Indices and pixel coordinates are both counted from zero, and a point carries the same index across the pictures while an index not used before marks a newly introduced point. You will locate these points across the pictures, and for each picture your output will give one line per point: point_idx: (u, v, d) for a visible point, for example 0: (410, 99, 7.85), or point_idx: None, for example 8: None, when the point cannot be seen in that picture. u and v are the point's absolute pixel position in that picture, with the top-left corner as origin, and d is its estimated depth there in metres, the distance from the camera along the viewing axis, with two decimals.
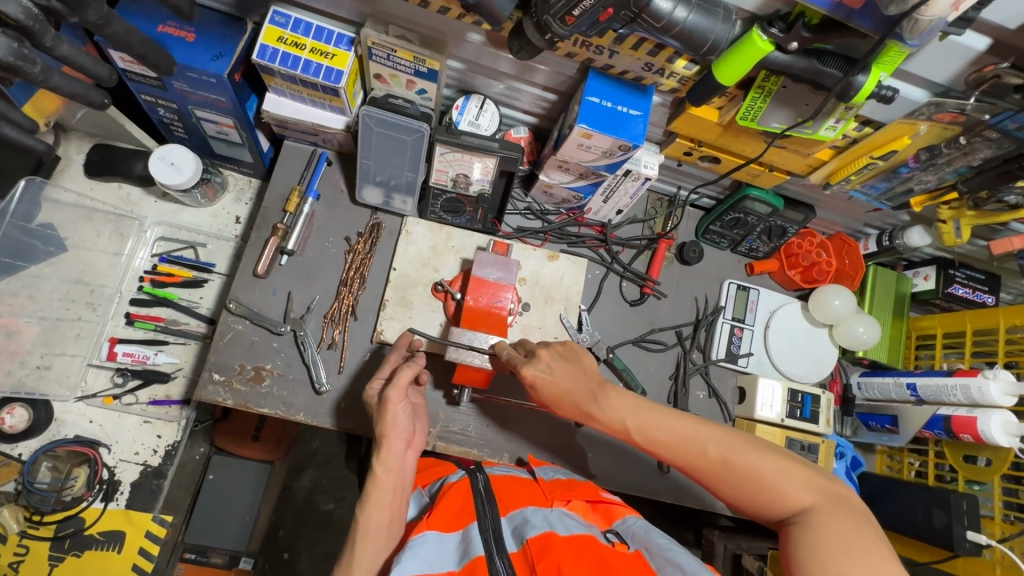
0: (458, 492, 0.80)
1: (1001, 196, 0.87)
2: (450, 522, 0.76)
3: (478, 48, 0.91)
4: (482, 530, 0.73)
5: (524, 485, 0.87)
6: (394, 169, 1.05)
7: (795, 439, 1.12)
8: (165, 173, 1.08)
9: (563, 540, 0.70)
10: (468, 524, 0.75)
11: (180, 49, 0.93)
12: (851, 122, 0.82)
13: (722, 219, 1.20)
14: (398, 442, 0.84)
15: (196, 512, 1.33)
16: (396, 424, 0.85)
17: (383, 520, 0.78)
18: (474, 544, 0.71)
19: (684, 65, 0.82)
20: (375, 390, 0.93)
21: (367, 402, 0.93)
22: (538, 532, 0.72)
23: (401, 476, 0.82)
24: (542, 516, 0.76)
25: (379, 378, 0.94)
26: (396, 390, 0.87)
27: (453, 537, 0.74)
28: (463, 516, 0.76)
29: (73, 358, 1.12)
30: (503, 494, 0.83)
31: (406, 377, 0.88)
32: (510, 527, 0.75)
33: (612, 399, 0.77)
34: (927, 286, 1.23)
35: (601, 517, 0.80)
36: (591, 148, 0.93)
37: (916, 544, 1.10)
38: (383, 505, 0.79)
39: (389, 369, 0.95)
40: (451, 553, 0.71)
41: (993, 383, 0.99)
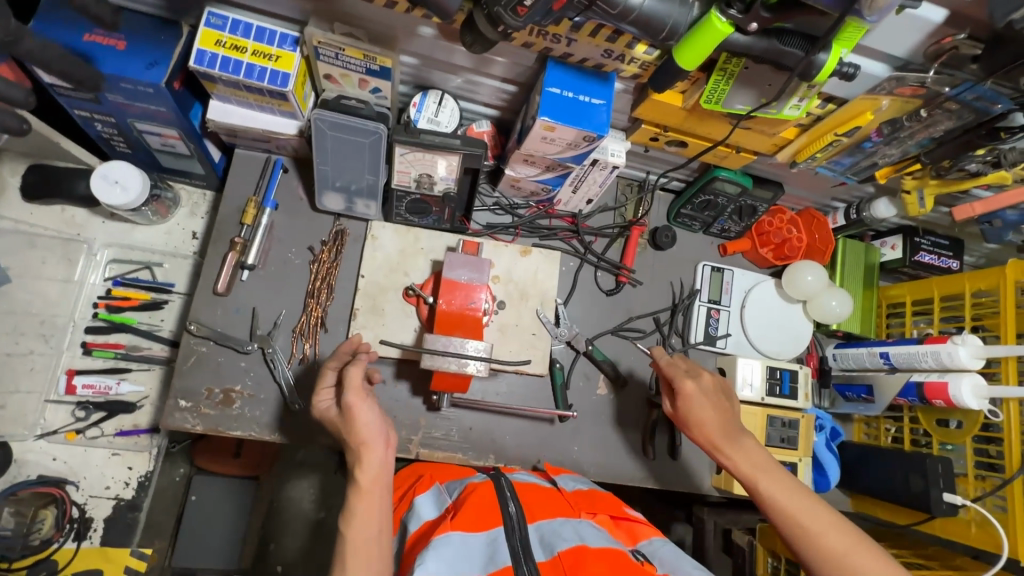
0: (483, 494, 0.79)
1: (962, 164, 0.88)
2: (478, 522, 0.74)
3: (431, 42, 0.87)
4: (508, 538, 0.73)
5: (547, 493, 0.87)
6: (353, 173, 1.00)
7: (775, 416, 1.14)
8: (109, 193, 1.01)
9: (596, 553, 0.70)
10: (494, 527, 0.74)
11: (110, 59, 0.86)
12: (814, 100, 0.81)
13: (693, 202, 1.19)
14: (375, 442, 0.80)
15: (181, 535, 1.32)
16: (372, 425, 0.81)
17: (368, 534, 0.74)
18: (500, 552, 0.71)
19: (644, 50, 0.79)
20: (327, 402, 0.87)
21: (321, 416, 0.87)
22: (569, 544, 0.71)
23: (381, 486, 0.79)
24: (574, 528, 0.75)
25: (327, 390, 0.89)
26: (352, 392, 0.82)
27: (478, 539, 0.72)
28: (489, 520, 0.75)
29: (28, 395, 1.06)
30: (527, 501, 0.82)
31: (357, 376, 0.84)
32: (536, 536, 0.75)
33: (700, 421, 0.88)
34: (894, 255, 1.25)
35: (625, 535, 0.79)
36: (555, 141, 0.90)
37: (897, 508, 1.14)
38: (368, 516, 0.76)
39: (336, 377, 0.90)
40: (477, 558, 0.70)
41: (962, 348, 1.01)
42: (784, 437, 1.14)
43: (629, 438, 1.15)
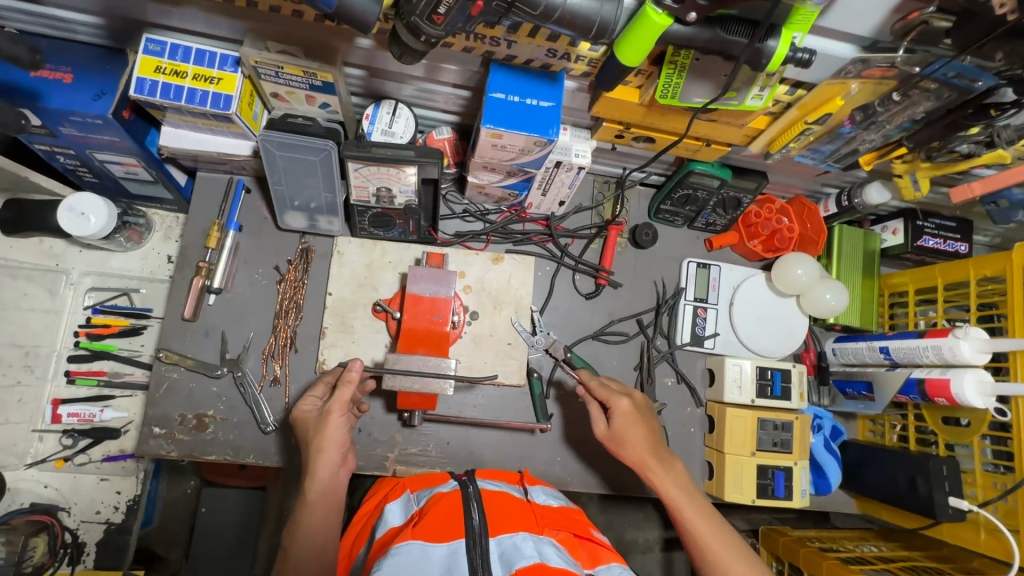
0: (448, 506, 0.76)
1: (953, 146, 0.80)
2: (439, 531, 0.71)
3: (372, 53, 0.84)
4: (469, 550, 0.69)
5: (515, 503, 0.83)
6: (310, 191, 0.98)
7: (767, 419, 1.08)
8: (76, 224, 1.02)
9: (554, 572, 0.65)
10: (455, 538, 0.71)
11: (56, 94, 0.84)
12: (778, 87, 0.74)
13: (672, 198, 1.13)
14: (333, 455, 0.84)
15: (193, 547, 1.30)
16: (337, 439, 0.85)
17: (313, 551, 0.78)
18: (460, 564, 0.67)
19: (588, 47, 0.74)
20: (308, 408, 0.91)
21: (299, 419, 0.89)
22: (529, 562, 0.67)
23: (329, 499, 0.83)
24: (533, 543, 0.71)
25: (315, 396, 0.92)
26: (335, 404, 0.85)
27: (438, 547, 0.69)
28: (451, 529, 0.72)
29: (18, 425, 1.08)
30: (493, 511, 0.78)
31: (350, 389, 0.85)
32: (497, 550, 0.70)
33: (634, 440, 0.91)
34: (896, 241, 1.17)
35: (586, 556, 0.76)
36: (507, 147, 0.86)
37: (901, 511, 1.08)
38: (316, 529, 0.80)
39: (326, 387, 0.93)
40: (434, 566, 0.66)
41: (965, 343, 0.93)
42: (778, 441, 1.08)
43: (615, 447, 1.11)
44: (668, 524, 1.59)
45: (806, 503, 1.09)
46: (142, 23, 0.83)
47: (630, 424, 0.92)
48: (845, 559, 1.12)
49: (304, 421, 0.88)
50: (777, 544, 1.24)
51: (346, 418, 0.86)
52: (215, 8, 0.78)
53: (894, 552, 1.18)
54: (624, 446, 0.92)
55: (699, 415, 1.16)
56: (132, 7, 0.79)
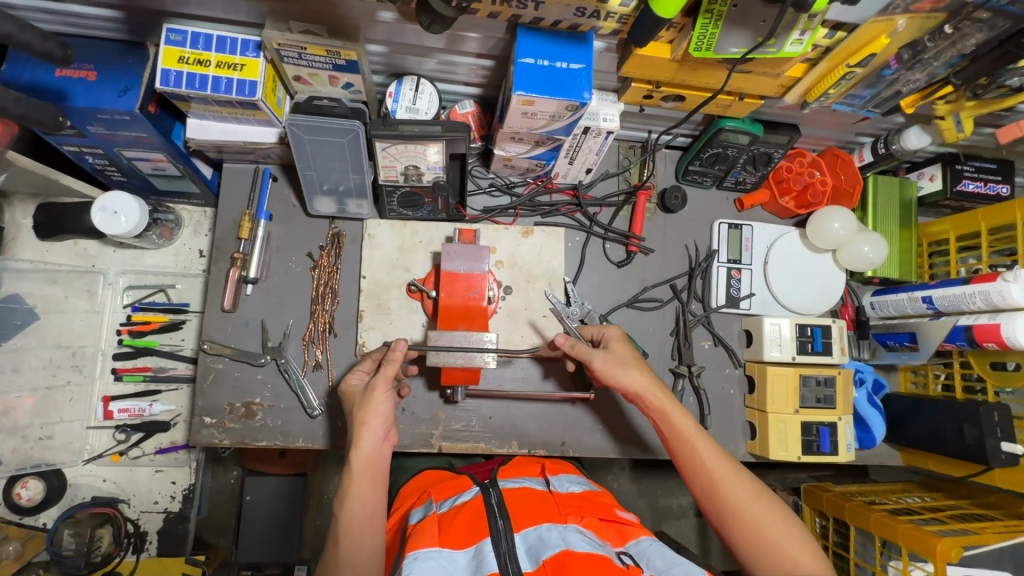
0: (471, 509, 0.77)
1: (1003, 80, 0.77)
2: (463, 536, 0.72)
3: (395, 27, 0.82)
4: (494, 546, 0.69)
5: (538, 496, 0.83)
6: (338, 174, 0.98)
7: (809, 376, 1.08)
8: (109, 223, 1.02)
9: (580, 557, 0.65)
10: (480, 538, 0.71)
11: (83, 92, 0.84)
12: (819, 30, 0.72)
13: (701, 157, 1.11)
14: (378, 428, 0.84)
15: (243, 533, 1.33)
16: (382, 414, 0.85)
17: (361, 515, 0.79)
18: (487, 560, 0.68)
19: (619, 3, 0.72)
20: (358, 381, 0.92)
21: (347, 392, 0.91)
22: (554, 550, 0.67)
23: (373, 470, 0.82)
24: (558, 532, 0.71)
25: (363, 371, 0.93)
26: (380, 379, 0.86)
27: (462, 553, 0.70)
28: (476, 530, 0.73)
29: (72, 423, 1.12)
30: (514, 508, 0.78)
31: (395, 366, 0.86)
32: (523, 544, 0.71)
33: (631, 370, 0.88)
34: (933, 187, 1.14)
35: (614, 536, 0.76)
36: (538, 115, 0.84)
37: (949, 460, 1.07)
38: (364, 497, 0.80)
39: (373, 363, 0.94)
40: (463, 568, 0.68)
41: (1015, 285, 0.92)
42: (821, 398, 1.07)
43: None
44: None
45: (852, 457, 1.09)
46: (161, 13, 0.82)
47: (623, 348, 0.93)
48: (893, 510, 1.12)
49: (352, 395, 0.89)
50: (820, 500, 1.23)
51: (389, 393, 0.87)
52: None
53: (940, 501, 1.18)
54: (620, 372, 0.89)
55: (738, 376, 1.16)
56: None
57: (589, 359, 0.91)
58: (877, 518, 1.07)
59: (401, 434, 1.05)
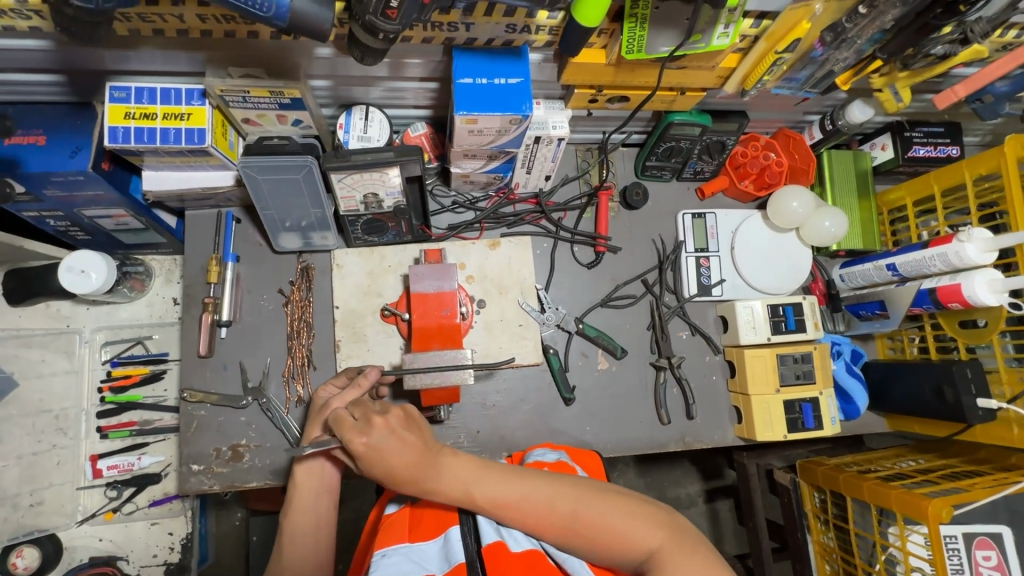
0: (442, 503, 0.78)
1: (928, 49, 0.79)
2: (433, 528, 0.74)
3: (335, 61, 0.83)
4: (463, 535, 0.70)
5: None
6: (299, 210, 0.99)
7: (785, 355, 1.09)
8: (77, 283, 1.03)
9: (546, 547, 0.66)
10: (449, 528, 0.72)
11: (34, 157, 0.85)
12: (743, 22, 0.74)
13: (656, 152, 1.12)
14: (331, 447, 0.82)
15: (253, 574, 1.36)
16: (338, 436, 0.82)
17: (307, 526, 0.79)
18: (455, 551, 0.68)
19: (546, 16, 0.74)
20: (324, 395, 0.90)
21: (314, 407, 0.89)
22: (519, 543, 0.68)
23: (318, 479, 0.83)
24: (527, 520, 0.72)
25: (335, 386, 0.91)
26: (342, 399, 0.81)
27: (435, 542, 0.71)
28: (446, 520, 0.74)
29: (62, 486, 1.11)
30: None
31: (359, 390, 0.83)
32: (491, 530, 0.71)
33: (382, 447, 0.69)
34: (886, 156, 1.16)
35: None
36: (484, 131, 0.86)
37: (933, 421, 1.09)
38: (306, 505, 0.80)
39: (346, 380, 0.91)
40: (434, 556, 0.68)
41: (970, 245, 0.94)
42: (800, 374, 1.09)
43: (642, 411, 1.13)
44: (706, 476, 1.70)
45: (837, 429, 1.11)
46: (103, 72, 0.83)
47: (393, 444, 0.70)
48: (885, 477, 1.14)
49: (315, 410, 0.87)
50: (816, 475, 1.24)
51: (346, 408, 0.83)
52: (172, 43, 0.77)
53: (932, 462, 1.19)
54: (385, 458, 0.69)
55: (719, 362, 1.17)
56: (90, 57, 0.79)
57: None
58: (870, 487, 1.08)
59: None
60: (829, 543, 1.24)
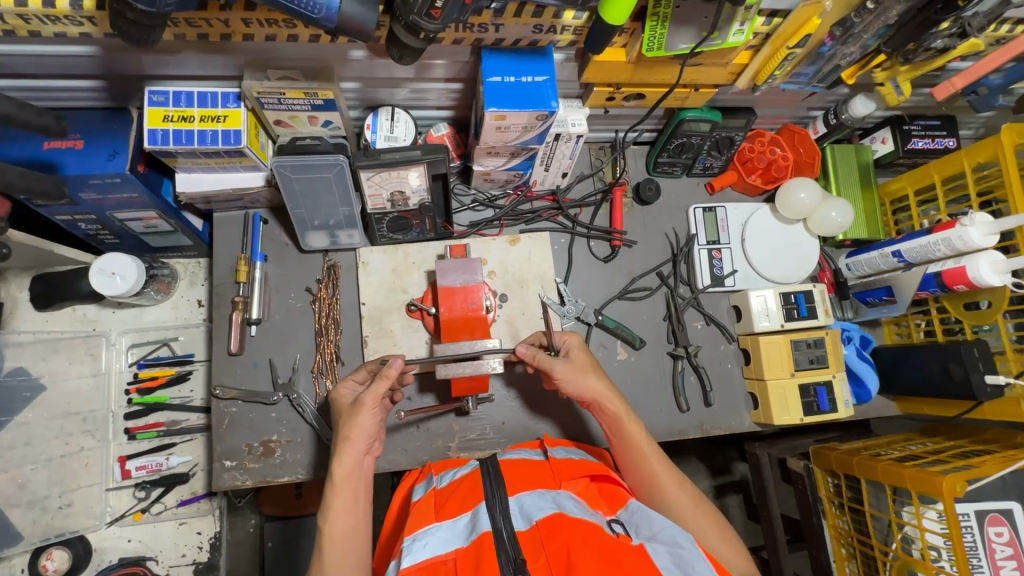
0: (469, 482, 0.82)
1: (928, 43, 0.84)
2: (460, 506, 0.78)
3: (366, 63, 0.87)
4: (489, 508, 0.74)
5: (534, 465, 0.87)
6: (328, 209, 1.02)
7: (799, 340, 1.13)
8: (108, 285, 1.04)
9: (573, 519, 0.70)
10: (476, 504, 0.76)
11: (73, 160, 0.87)
12: (757, 19, 0.78)
13: (668, 149, 1.17)
14: (360, 444, 0.86)
15: None
16: (365, 430, 0.86)
17: (347, 527, 0.81)
18: (482, 520, 0.73)
19: (572, 16, 0.78)
20: (347, 393, 0.93)
21: (337, 402, 0.93)
22: (547, 512, 0.72)
23: (354, 481, 0.84)
24: (551, 497, 0.75)
25: (355, 381, 0.95)
26: (371, 396, 0.87)
27: (463, 519, 0.75)
28: (473, 498, 0.78)
29: (91, 487, 1.13)
30: (511, 475, 0.83)
31: (387, 383, 0.87)
32: (517, 505, 0.75)
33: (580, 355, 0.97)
34: (887, 149, 1.21)
35: (605, 505, 0.81)
36: (511, 128, 0.90)
37: (941, 401, 1.13)
38: (345, 510, 0.82)
39: (367, 374, 0.96)
40: (461, 532, 0.73)
41: (972, 229, 0.98)
42: (813, 359, 1.13)
43: (662, 400, 1.16)
44: (717, 470, 1.72)
45: (851, 412, 1.14)
46: (142, 77, 0.86)
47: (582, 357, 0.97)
48: (898, 458, 1.17)
49: (341, 407, 0.91)
50: (829, 460, 1.27)
51: (377, 409, 0.88)
52: (212, 47, 0.80)
53: (940, 444, 1.23)
54: (582, 377, 0.94)
55: (733, 350, 1.21)
56: (131, 62, 0.82)
57: (551, 367, 0.93)
58: (884, 467, 1.11)
59: (419, 451, 1.07)
60: (844, 526, 1.26)
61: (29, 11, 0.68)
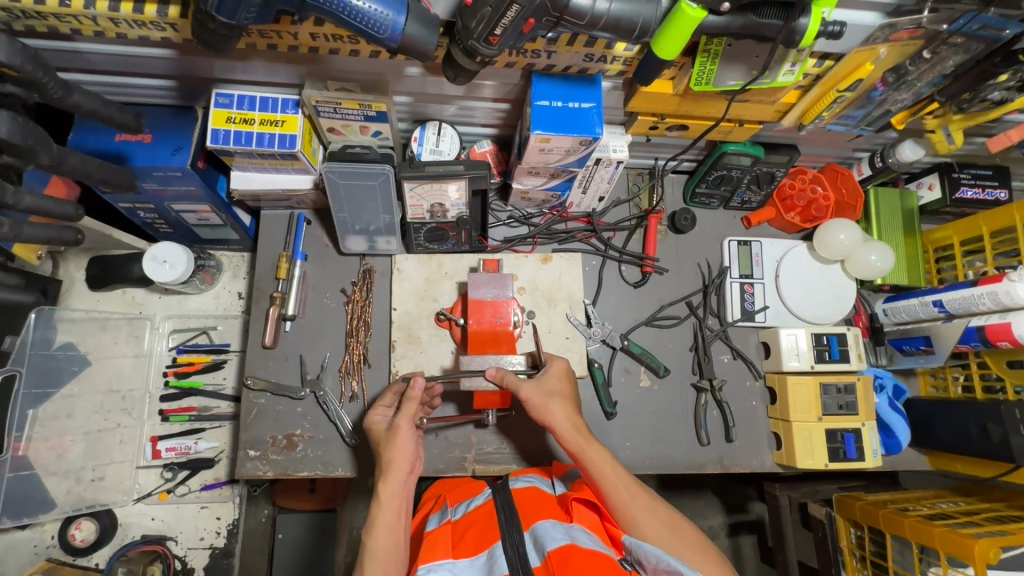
0: (485, 517, 0.83)
1: (985, 95, 0.83)
2: (476, 544, 0.79)
3: (420, 79, 0.91)
4: (505, 547, 0.75)
5: (545, 496, 0.88)
6: (369, 215, 1.05)
7: (828, 383, 1.11)
8: (159, 272, 1.09)
9: (584, 552, 0.70)
10: (492, 544, 0.77)
11: (141, 153, 0.93)
12: (809, 61, 0.79)
13: (707, 180, 1.17)
14: (401, 469, 0.87)
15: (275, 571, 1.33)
16: (406, 454, 0.89)
17: (388, 543, 0.81)
18: (498, 563, 0.73)
19: (624, 48, 0.80)
20: (379, 418, 0.97)
21: (373, 428, 0.96)
22: (558, 544, 0.72)
23: (400, 502, 0.85)
24: (562, 530, 0.75)
25: (386, 407, 0.99)
26: (404, 416, 0.91)
27: (480, 558, 0.76)
28: (488, 537, 0.79)
29: (123, 464, 1.18)
30: (524, 508, 0.83)
31: (415, 404, 0.92)
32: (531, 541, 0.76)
33: (550, 381, 0.95)
34: (933, 196, 1.19)
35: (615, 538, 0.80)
36: (553, 150, 0.92)
37: (977, 461, 1.08)
38: (389, 527, 0.82)
39: (394, 397, 0.99)
40: (478, 573, 0.74)
41: (1022, 284, 0.96)
42: (843, 404, 1.10)
43: (679, 432, 1.15)
44: (732, 509, 1.68)
45: (879, 463, 1.11)
46: (210, 79, 0.92)
47: (556, 383, 0.95)
48: (926, 516, 1.12)
49: (377, 433, 0.94)
50: (853, 510, 1.22)
51: (413, 431, 0.92)
52: (280, 57, 0.85)
53: (973, 505, 1.18)
54: (546, 403, 0.92)
55: (759, 388, 1.19)
56: (202, 66, 0.87)
57: (518, 389, 0.92)
58: (912, 524, 1.07)
59: (435, 459, 1.09)
60: None
61: (120, 16, 0.74)
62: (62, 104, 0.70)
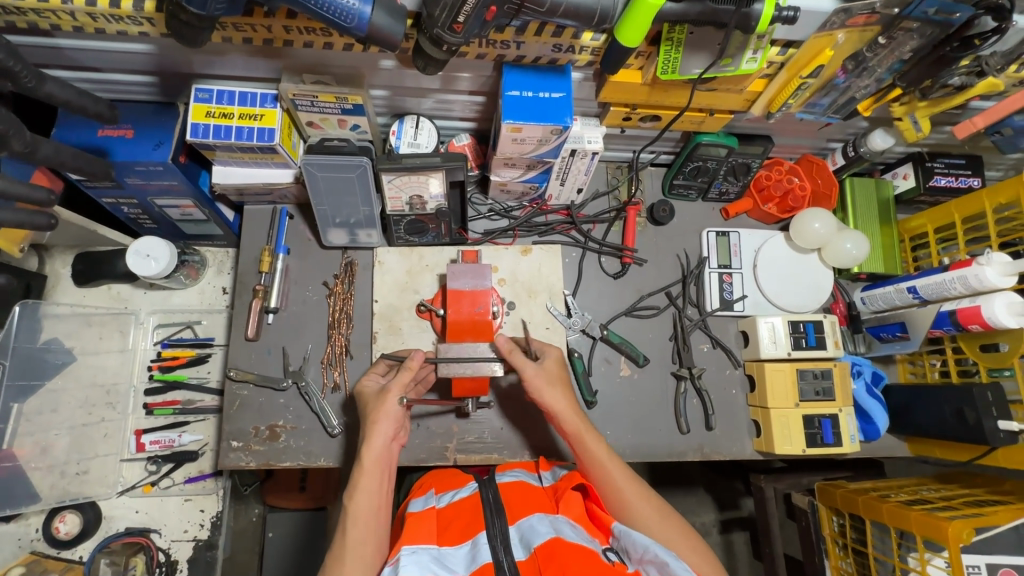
0: (471, 508, 0.83)
1: (945, 80, 0.85)
2: (460, 535, 0.79)
3: (394, 72, 0.93)
4: (489, 538, 0.75)
5: (532, 489, 0.88)
6: (349, 208, 1.07)
7: (805, 369, 1.12)
8: (143, 266, 1.11)
9: (569, 544, 0.70)
10: (476, 534, 0.77)
11: (123, 148, 0.95)
12: (770, 49, 0.81)
13: (683, 171, 1.19)
14: (387, 425, 0.89)
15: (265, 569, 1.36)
16: (392, 414, 0.90)
17: (370, 506, 0.82)
18: (482, 553, 0.73)
19: (590, 37, 0.82)
20: (372, 383, 1.00)
21: (363, 392, 0.99)
22: (543, 537, 0.72)
23: (383, 466, 0.86)
24: (547, 521, 0.76)
25: (377, 374, 1.03)
26: (396, 384, 0.93)
27: (464, 548, 0.76)
28: (473, 527, 0.79)
29: (107, 457, 1.19)
30: (510, 501, 0.84)
31: (410, 373, 0.94)
32: (516, 533, 0.77)
33: (549, 368, 0.98)
34: (908, 185, 1.20)
35: (601, 532, 0.80)
36: (526, 140, 0.94)
37: (953, 445, 1.09)
38: (371, 491, 0.83)
39: (386, 368, 1.05)
40: (461, 562, 0.74)
41: (990, 268, 0.97)
42: (820, 390, 1.11)
43: (661, 421, 1.15)
44: (720, 502, 1.69)
45: (857, 448, 1.11)
46: (190, 75, 0.94)
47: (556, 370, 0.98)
48: (906, 501, 1.13)
49: (367, 395, 0.97)
50: (835, 498, 1.23)
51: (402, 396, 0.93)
52: (256, 51, 0.87)
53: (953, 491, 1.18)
54: (547, 387, 0.95)
55: (739, 376, 1.20)
56: (181, 61, 0.89)
57: (521, 369, 0.95)
58: (890, 509, 1.07)
59: (417, 449, 1.10)
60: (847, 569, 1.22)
61: (96, 11, 0.76)
62: (37, 94, 0.72)
